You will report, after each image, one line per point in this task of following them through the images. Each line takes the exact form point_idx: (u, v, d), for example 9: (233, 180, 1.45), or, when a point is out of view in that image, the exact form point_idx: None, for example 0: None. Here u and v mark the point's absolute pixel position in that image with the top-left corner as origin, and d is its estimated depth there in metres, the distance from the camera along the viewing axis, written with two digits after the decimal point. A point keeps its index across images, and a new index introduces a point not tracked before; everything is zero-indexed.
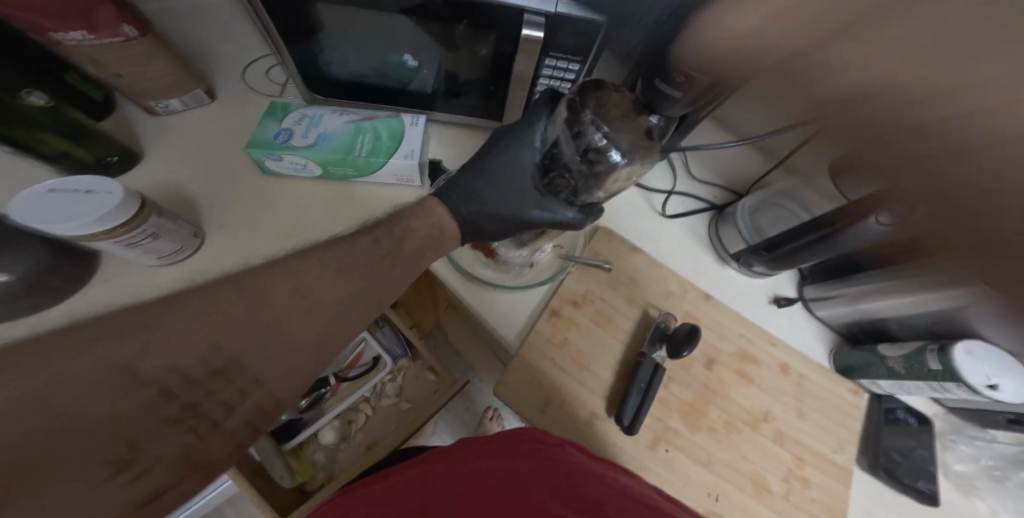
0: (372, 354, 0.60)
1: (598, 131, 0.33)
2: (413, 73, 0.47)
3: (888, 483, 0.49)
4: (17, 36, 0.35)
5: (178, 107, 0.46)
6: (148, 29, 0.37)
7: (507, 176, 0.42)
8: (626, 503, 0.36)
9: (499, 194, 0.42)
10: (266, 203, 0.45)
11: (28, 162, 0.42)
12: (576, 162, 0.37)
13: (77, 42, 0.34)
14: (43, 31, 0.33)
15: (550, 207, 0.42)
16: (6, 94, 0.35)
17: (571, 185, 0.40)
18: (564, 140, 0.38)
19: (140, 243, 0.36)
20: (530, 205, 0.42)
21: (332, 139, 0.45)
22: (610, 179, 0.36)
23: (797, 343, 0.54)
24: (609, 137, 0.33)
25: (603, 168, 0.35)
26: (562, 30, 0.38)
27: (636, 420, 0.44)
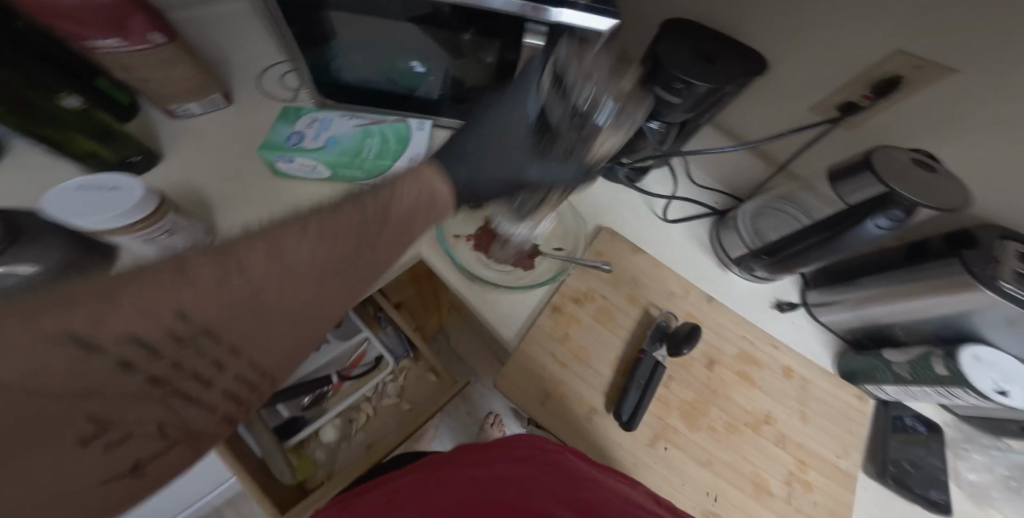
0: (374, 354, 0.61)
1: (586, 89, 0.34)
2: (420, 79, 0.49)
3: (897, 491, 0.48)
4: (51, 43, 0.37)
5: (196, 111, 0.49)
6: (173, 36, 0.40)
7: (496, 131, 0.40)
8: (626, 506, 0.34)
9: (487, 150, 0.39)
10: (275, 202, 0.47)
11: (55, 160, 0.45)
12: (565, 122, 0.37)
13: (110, 49, 0.36)
14: (79, 40, 0.34)
15: (542, 163, 0.39)
16: (40, 96, 0.37)
17: (561, 146, 0.39)
18: (553, 101, 0.37)
19: (156, 239, 0.37)
20: (521, 159, 0.39)
21: (340, 143, 0.47)
22: (597, 141, 0.37)
23: (801, 347, 0.54)
24: (597, 95, 0.34)
25: (591, 128, 0.36)
26: (563, 38, 0.39)
27: (635, 416, 0.45)
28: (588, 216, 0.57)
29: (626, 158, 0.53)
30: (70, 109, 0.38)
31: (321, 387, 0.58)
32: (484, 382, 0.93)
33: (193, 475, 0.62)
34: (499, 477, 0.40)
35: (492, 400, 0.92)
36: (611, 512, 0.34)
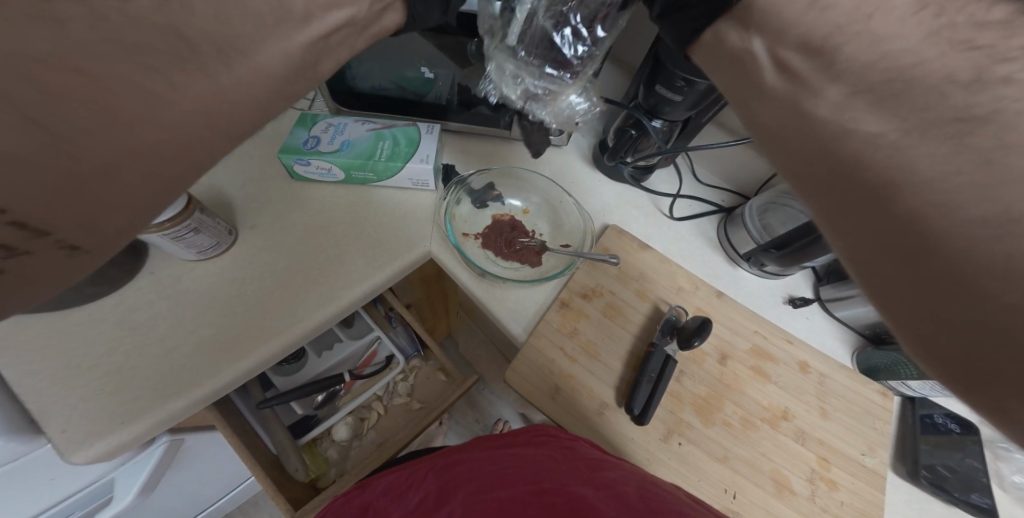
0: (384, 353, 0.63)
1: (532, 77, 0.36)
2: (429, 85, 0.53)
3: (932, 493, 0.45)
4: None
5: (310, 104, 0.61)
6: None
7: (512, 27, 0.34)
8: (646, 486, 0.34)
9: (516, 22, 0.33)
10: (298, 207, 0.51)
11: None
12: (537, 37, 0.33)
13: None
14: None
15: (525, 62, 0.35)
16: None
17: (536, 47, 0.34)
18: (535, 28, 0.33)
19: (184, 237, 0.40)
20: (520, 42, 0.34)
21: (355, 145, 0.50)
22: (542, 92, 0.38)
23: (818, 344, 0.52)
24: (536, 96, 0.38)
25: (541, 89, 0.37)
26: (535, 82, 0.36)
27: (647, 410, 0.44)
28: (595, 214, 0.57)
29: (630, 158, 0.53)
30: None
31: (334, 386, 0.58)
32: (493, 388, 0.93)
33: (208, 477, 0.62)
34: (516, 458, 0.40)
35: (501, 407, 0.92)
36: (632, 490, 0.33)
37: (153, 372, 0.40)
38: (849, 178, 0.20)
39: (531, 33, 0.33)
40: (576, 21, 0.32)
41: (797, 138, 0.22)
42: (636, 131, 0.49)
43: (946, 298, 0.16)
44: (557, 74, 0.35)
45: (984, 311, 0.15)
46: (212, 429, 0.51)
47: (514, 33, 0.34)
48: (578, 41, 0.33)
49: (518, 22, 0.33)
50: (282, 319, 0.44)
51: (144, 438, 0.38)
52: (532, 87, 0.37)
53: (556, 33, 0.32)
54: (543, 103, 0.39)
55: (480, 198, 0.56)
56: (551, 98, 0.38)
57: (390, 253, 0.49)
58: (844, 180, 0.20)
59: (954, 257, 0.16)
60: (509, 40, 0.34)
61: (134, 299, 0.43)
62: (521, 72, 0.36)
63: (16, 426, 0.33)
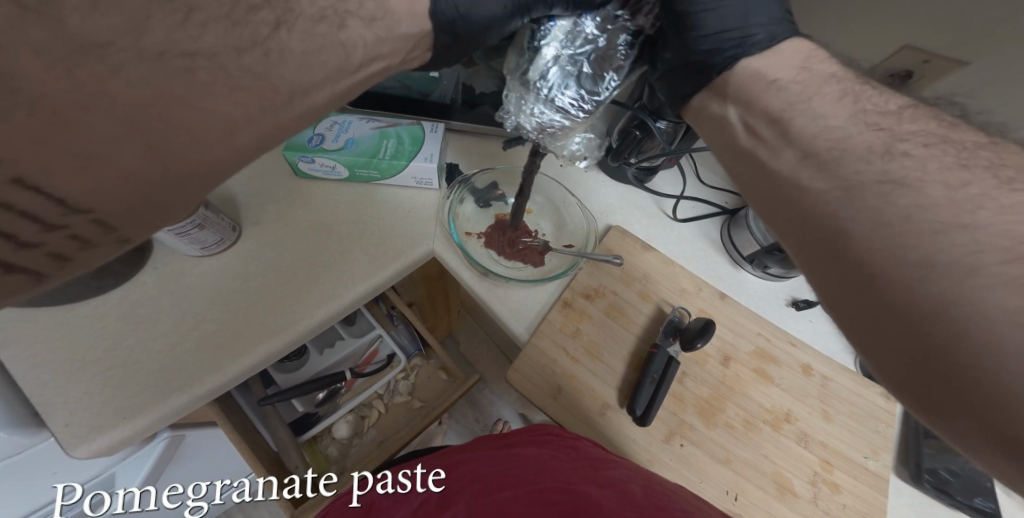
0: (386, 352, 0.63)
1: (545, 110, 0.33)
2: (434, 84, 0.53)
3: (935, 498, 0.45)
4: None
5: None
6: None
7: (532, 63, 0.33)
8: (651, 485, 0.34)
9: (539, 59, 0.33)
10: (301, 204, 0.51)
11: None
12: (558, 71, 0.32)
13: None
14: None
15: (542, 95, 0.33)
16: None
17: (557, 79, 0.32)
18: (555, 63, 0.32)
19: (189, 233, 0.40)
20: (539, 76, 0.32)
21: (359, 144, 0.50)
22: (553, 127, 0.35)
23: (822, 347, 0.52)
24: (545, 130, 0.35)
25: (554, 123, 0.34)
26: (549, 115, 0.34)
27: (650, 411, 0.44)
28: (598, 214, 0.57)
29: (634, 158, 0.53)
30: None
31: (336, 383, 0.58)
32: (494, 388, 0.93)
33: (206, 475, 0.62)
34: (518, 457, 0.40)
35: (502, 406, 0.92)
36: (636, 488, 0.33)
37: (157, 366, 0.40)
38: (829, 226, 0.23)
39: (552, 69, 0.32)
40: (595, 69, 0.33)
41: (774, 187, 0.27)
42: (641, 132, 0.49)
43: (902, 331, 0.19)
44: (573, 111, 0.34)
45: (929, 345, 0.18)
46: (212, 425, 0.51)
47: (538, 69, 0.32)
48: (597, 84, 0.33)
49: (542, 59, 0.32)
50: (284, 316, 0.44)
51: (147, 433, 0.38)
52: (546, 119, 0.34)
53: (576, 74, 0.32)
54: (555, 139, 0.36)
55: (483, 197, 0.57)
56: (559, 134, 0.36)
57: (394, 251, 0.49)
58: (812, 230, 0.24)
59: (902, 296, 0.20)
60: (529, 75, 0.33)
61: (139, 294, 0.43)
62: (542, 106, 0.33)
63: (21, 417, 0.34)
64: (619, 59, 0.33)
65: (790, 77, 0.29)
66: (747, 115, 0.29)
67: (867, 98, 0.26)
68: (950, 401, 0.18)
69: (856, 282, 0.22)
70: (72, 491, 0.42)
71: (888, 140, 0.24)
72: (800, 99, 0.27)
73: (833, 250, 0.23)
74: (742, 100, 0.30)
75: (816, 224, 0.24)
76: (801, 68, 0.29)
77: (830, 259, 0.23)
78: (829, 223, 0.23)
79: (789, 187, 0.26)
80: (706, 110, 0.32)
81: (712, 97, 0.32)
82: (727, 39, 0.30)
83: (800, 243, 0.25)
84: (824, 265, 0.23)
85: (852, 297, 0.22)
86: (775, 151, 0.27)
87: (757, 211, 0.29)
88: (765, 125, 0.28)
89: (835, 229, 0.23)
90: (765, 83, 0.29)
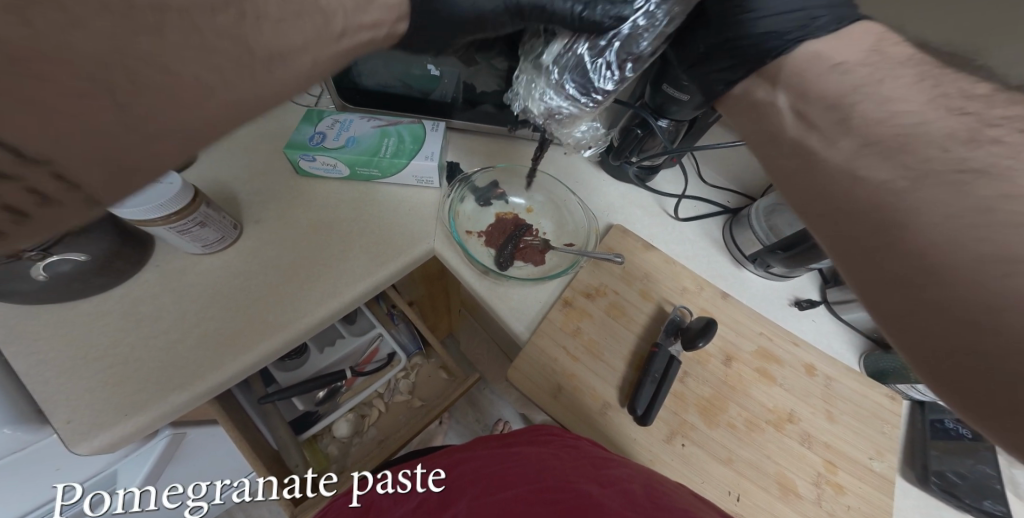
0: (386, 350, 0.63)
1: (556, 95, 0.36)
2: (435, 82, 0.53)
3: (942, 500, 0.44)
4: None
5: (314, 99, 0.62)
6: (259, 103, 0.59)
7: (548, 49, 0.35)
8: (653, 484, 0.34)
9: (555, 44, 0.34)
10: (302, 202, 0.51)
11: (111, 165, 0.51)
12: (571, 57, 0.33)
13: None
14: None
15: (554, 82, 0.35)
16: None
17: (569, 65, 0.34)
18: (569, 48, 0.33)
19: (190, 230, 0.40)
20: (553, 63, 0.34)
21: (360, 142, 0.51)
22: (562, 113, 0.37)
23: (825, 346, 0.51)
24: (554, 114, 0.37)
25: (563, 110, 0.37)
26: (560, 101, 0.36)
27: (651, 410, 0.43)
28: (599, 213, 0.57)
29: (635, 157, 0.53)
30: None
31: (336, 382, 0.58)
32: (494, 388, 0.93)
33: (206, 474, 0.62)
34: (519, 456, 0.39)
35: (502, 407, 0.92)
36: (637, 488, 0.33)
37: (159, 364, 0.40)
38: (870, 219, 0.24)
39: (566, 55, 0.33)
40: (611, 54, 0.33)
41: (816, 181, 0.27)
42: (642, 131, 0.48)
43: (939, 324, 0.20)
44: (583, 99, 0.35)
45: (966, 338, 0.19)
46: (212, 423, 0.51)
47: (550, 56, 0.34)
48: (610, 74, 0.33)
49: (557, 45, 0.34)
50: (288, 314, 0.44)
51: (148, 430, 0.38)
52: (554, 103, 0.36)
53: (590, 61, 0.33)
54: (561, 124, 0.39)
55: (484, 196, 0.57)
56: (572, 116, 0.38)
57: (395, 249, 0.49)
58: (858, 224, 0.24)
59: (943, 292, 0.20)
60: (544, 61, 0.35)
61: (141, 292, 0.44)
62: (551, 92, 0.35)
63: (24, 414, 0.34)
64: (641, 46, 0.32)
65: (858, 59, 0.28)
66: (798, 103, 0.30)
67: (950, 84, 0.26)
68: (979, 392, 0.18)
69: (905, 275, 0.22)
70: (72, 490, 0.42)
71: (975, 125, 0.24)
72: (866, 82, 0.28)
73: (881, 243, 0.23)
74: (793, 87, 0.30)
75: (856, 217, 0.24)
76: (874, 50, 0.29)
77: (876, 252, 0.23)
78: (872, 216, 0.24)
79: (840, 176, 0.26)
80: (750, 97, 0.33)
81: (763, 81, 0.32)
82: (789, 22, 0.29)
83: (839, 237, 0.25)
84: (869, 257, 0.23)
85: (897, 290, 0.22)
86: (830, 140, 0.27)
87: (789, 202, 0.29)
88: (820, 111, 0.29)
89: (891, 222, 0.23)
90: (828, 67, 0.29)
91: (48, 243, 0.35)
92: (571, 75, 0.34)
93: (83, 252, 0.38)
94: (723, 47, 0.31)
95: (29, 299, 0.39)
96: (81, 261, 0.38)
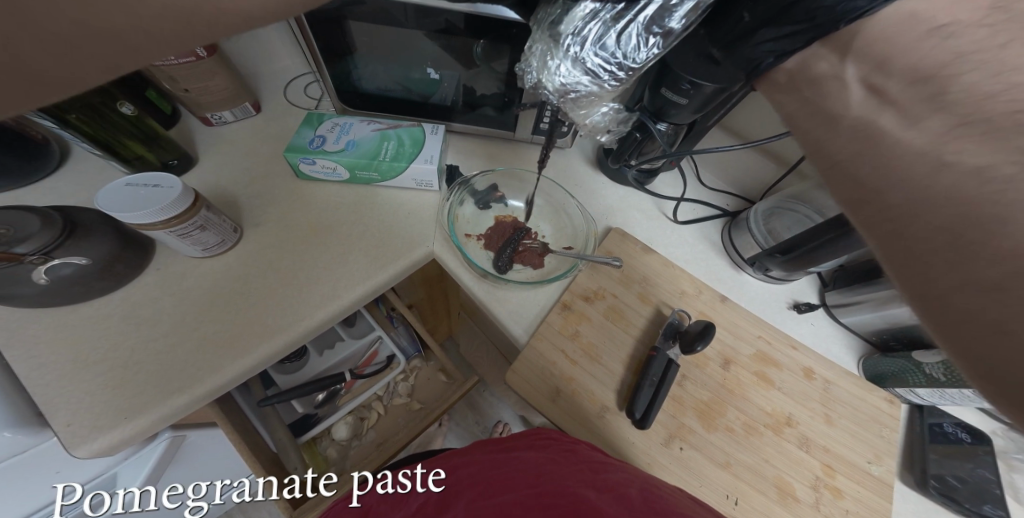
0: (386, 353, 0.63)
1: (574, 71, 0.32)
2: (435, 86, 0.53)
3: (941, 505, 0.44)
4: (110, 90, 0.44)
5: (316, 102, 0.62)
6: (260, 107, 0.59)
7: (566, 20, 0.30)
8: (652, 489, 0.34)
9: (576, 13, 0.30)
10: (302, 205, 0.51)
11: (113, 168, 0.52)
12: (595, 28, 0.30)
13: (225, 120, 0.57)
14: (207, 120, 0.56)
15: (574, 57, 0.31)
16: (108, 104, 0.44)
17: (592, 37, 0.30)
18: (593, 17, 0.29)
19: (190, 234, 0.41)
20: (571, 34, 0.30)
21: (360, 145, 0.51)
22: (579, 93, 0.34)
23: (823, 350, 0.51)
24: (571, 92, 0.34)
25: (581, 90, 0.34)
26: (580, 78, 0.33)
27: (649, 414, 0.43)
28: (598, 216, 0.57)
29: (634, 160, 0.53)
30: (125, 115, 0.46)
31: (335, 384, 0.59)
32: (494, 391, 0.93)
33: (206, 475, 0.62)
34: (518, 460, 0.40)
35: (502, 409, 0.92)
36: (634, 492, 0.33)
37: (159, 367, 0.40)
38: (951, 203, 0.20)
39: (590, 28, 0.30)
40: (639, 24, 0.30)
41: (855, 174, 0.24)
42: (641, 135, 0.49)
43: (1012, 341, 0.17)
44: (603, 75, 0.32)
45: None
46: (213, 425, 0.52)
47: (572, 23, 0.30)
48: (636, 47, 0.31)
49: (579, 13, 0.30)
50: (287, 317, 0.44)
51: (148, 433, 0.38)
52: (573, 80, 0.33)
53: (617, 29, 0.30)
54: (577, 104, 0.36)
55: (483, 199, 0.57)
56: (589, 95, 0.34)
57: (394, 253, 0.49)
58: (921, 219, 0.21)
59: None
60: (560, 32, 0.31)
61: (140, 295, 0.44)
62: (570, 65, 0.32)
63: (24, 419, 0.35)
64: (673, 20, 0.30)
65: (973, 19, 0.25)
66: (875, 76, 0.27)
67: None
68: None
69: (984, 279, 0.18)
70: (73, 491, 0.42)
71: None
72: (981, 48, 0.23)
73: (951, 241, 0.19)
74: (868, 58, 0.27)
75: (944, 199, 0.20)
76: (997, 7, 0.24)
77: (943, 252, 0.20)
78: (957, 203, 0.20)
79: (923, 159, 0.22)
80: (810, 70, 0.29)
81: (828, 51, 0.29)
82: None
83: (892, 233, 0.22)
84: (932, 258, 0.20)
85: (967, 297, 0.18)
86: (915, 117, 0.24)
87: (844, 174, 0.25)
88: (902, 87, 0.25)
89: (969, 217, 0.19)
90: (927, 30, 0.26)
91: (59, 240, 0.36)
92: (594, 48, 0.30)
93: (85, 257, 0.39)
94: (777, 16, 0.28)
95: (30, 303, 0.39)
96: (82, 264, 0.39)
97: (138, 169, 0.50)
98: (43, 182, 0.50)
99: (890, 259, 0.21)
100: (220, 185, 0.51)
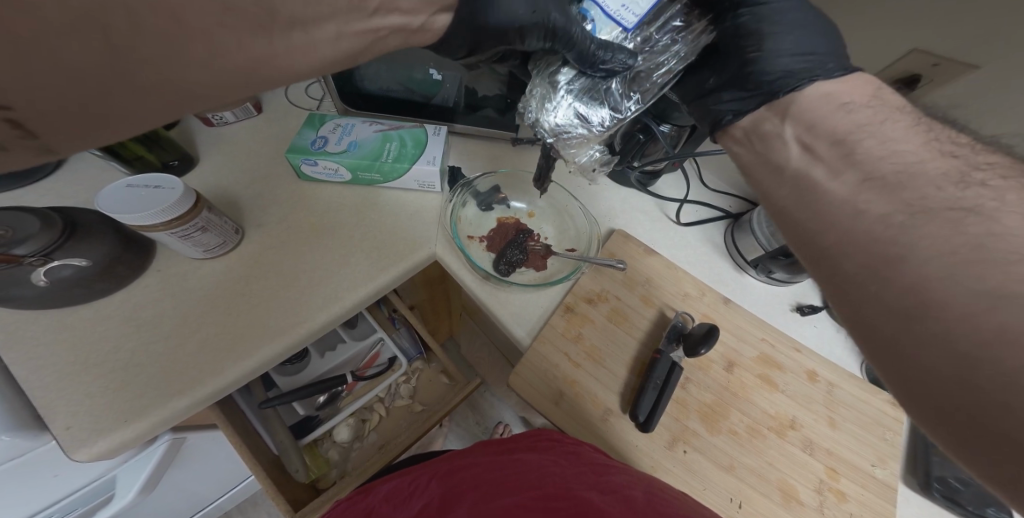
0: (388, 355, 0.63)
1: (565, 115, 0.34)
2: (436, 87, 0.53)
3: (945, 507, 0.44)
4: None
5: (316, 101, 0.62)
6: (261, 107, 0.59)
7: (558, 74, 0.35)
8: (655, 492, 0.34)
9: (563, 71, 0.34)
10: (304, 206, 0.51)
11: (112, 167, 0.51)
12: (583, 86, 0.34)
13: (226, 120, 0.56)
14: (208, 120, 0.55)
15: (564, 106, 0.34)
16: None
17: (582, 89, 0.34)
18: (581, 77, 0.34)
19: (191, 236, 0.40)
20: (561, 90, 0.34)
21: (362, 146, 0.50)
22: (569, 139, 0.35)
23: (826, 353, 0.51)
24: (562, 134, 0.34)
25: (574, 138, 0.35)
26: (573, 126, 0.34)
27: (653, 417, 0.43)
28: (600, 217, 0.57)
29: (638, 162, 0.53)
30: None
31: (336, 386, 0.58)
32: (494, 392, 0.93)
33: (204, 478, 0.62)
34: (521, 462, 0.39)
35: (503, 410, 0.92)
36: (638, 494, 0.33)
37: (159, 371, 0.39)
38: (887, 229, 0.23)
39: (579, 83, 0.34)
40: (623, 87, 0.34)
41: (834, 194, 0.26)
42: (644, 136, 0.46)
43: (949, 366, 0.19)
44: (592, 120, 0.34)
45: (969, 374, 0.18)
46: (212, 428, 0.51)
47: (562, 75, 0.35)
48: (621, 100, 0.34)
49: (568, 76, 0.34)
50: (281, 322, 0.43)
51: (149, 434, 0.38)
52: (566, 126, 0.34)
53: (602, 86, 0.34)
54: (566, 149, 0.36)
55: (484, 201, 0.56)
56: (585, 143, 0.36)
57: (394, 254, 0.49)
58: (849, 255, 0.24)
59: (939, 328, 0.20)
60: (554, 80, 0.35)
61: (140, 297, 0.43)
62: (563, 110, 0.34)
63: (21, 421, 0.34)
64: (651, 80, 0.34)
65: (863, 102, 0.29)
66: (806, 136, 0.29)
67: (941, 130, 0.27)
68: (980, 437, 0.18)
69: (896, 307, 0.21)
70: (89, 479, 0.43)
71: (964, 168, 0.24)
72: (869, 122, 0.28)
73: (871, 275, 0.23)
74: (802, 120, 0.30)
75: (876, 230, 0.24)
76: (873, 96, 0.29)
77: (869, 285, 0.23)
78: (877, 244, 0.23)
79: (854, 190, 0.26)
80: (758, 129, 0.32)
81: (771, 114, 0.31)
82: (801, 63, 0.30)
83: (831, 270, 0.25)
84: (864, 291, 0.23)
85: (888, 323, 0.22)
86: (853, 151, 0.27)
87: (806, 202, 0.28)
88: (828, 145, 0.28)
89: (883, 255, 0.23)
90: (835, 106, 0.29)
91: (59, 241, 0.36)
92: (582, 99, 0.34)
93: (85, 258, 0.38)
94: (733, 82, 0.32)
95: (27, 306, 0.39)
96: (81, 266, 0.38)
97: (138, 170, 0.50)
98: (41, 184, 0.50)
99: (836, 293, 0.25)
100: (222, 186, 0.51)
